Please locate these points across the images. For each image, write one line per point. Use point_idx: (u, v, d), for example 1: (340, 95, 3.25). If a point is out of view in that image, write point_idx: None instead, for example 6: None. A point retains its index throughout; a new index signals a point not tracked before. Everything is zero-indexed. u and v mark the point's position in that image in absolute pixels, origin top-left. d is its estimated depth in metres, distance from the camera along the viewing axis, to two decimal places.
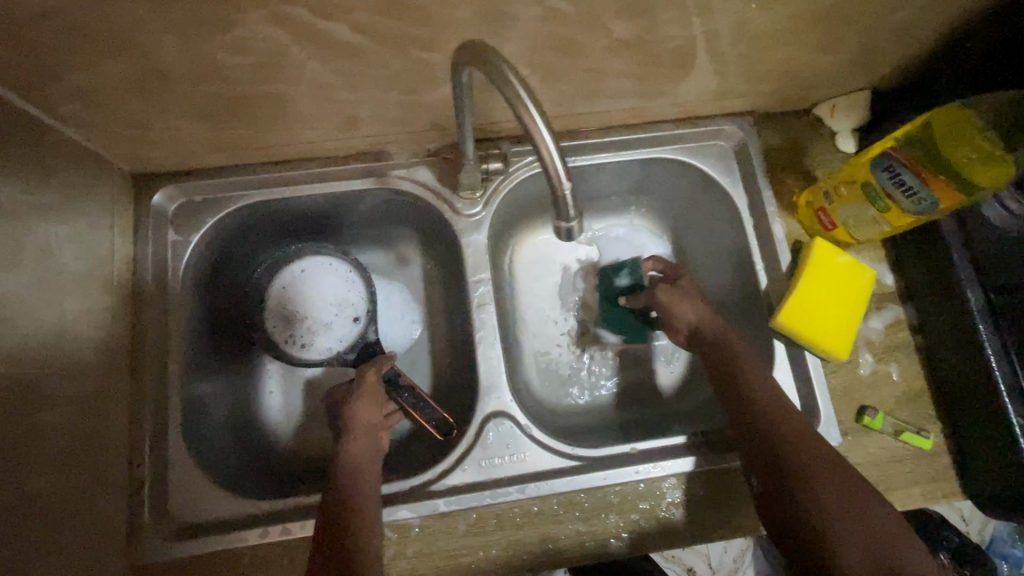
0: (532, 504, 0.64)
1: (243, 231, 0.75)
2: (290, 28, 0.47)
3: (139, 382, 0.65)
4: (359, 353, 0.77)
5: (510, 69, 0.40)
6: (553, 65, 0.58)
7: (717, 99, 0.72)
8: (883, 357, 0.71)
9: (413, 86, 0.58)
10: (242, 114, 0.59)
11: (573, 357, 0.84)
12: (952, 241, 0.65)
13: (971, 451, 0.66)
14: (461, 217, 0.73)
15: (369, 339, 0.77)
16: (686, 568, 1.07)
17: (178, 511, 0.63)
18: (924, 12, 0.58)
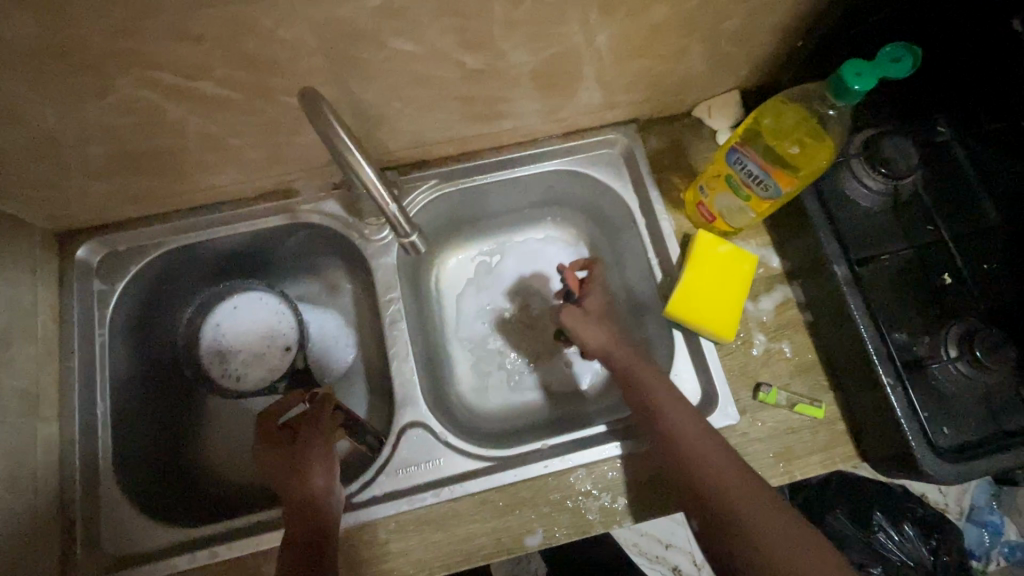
0: (447, 507, 0.67)
1: (168, 275, 0.79)
2: (159, 89, 0.53)
3: (68, 424, 0.69)
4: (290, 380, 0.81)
5: (330, 111, 0.50)
6: (419, 96, 0.64)
7: (593, 111, 0.78)
8: (775, 336, 0.75)
9: (296, 128, 0.64)
10: (142, 165, 0.65)
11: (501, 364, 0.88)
12: (818, 221, 0.70)
13: (861, 416, 0.69)
14: (370, 241, 0.78)
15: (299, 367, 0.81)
16: (672, 568, 1.03)
17: (109, 544, 0.66)
18: (748, 20, 0.65)
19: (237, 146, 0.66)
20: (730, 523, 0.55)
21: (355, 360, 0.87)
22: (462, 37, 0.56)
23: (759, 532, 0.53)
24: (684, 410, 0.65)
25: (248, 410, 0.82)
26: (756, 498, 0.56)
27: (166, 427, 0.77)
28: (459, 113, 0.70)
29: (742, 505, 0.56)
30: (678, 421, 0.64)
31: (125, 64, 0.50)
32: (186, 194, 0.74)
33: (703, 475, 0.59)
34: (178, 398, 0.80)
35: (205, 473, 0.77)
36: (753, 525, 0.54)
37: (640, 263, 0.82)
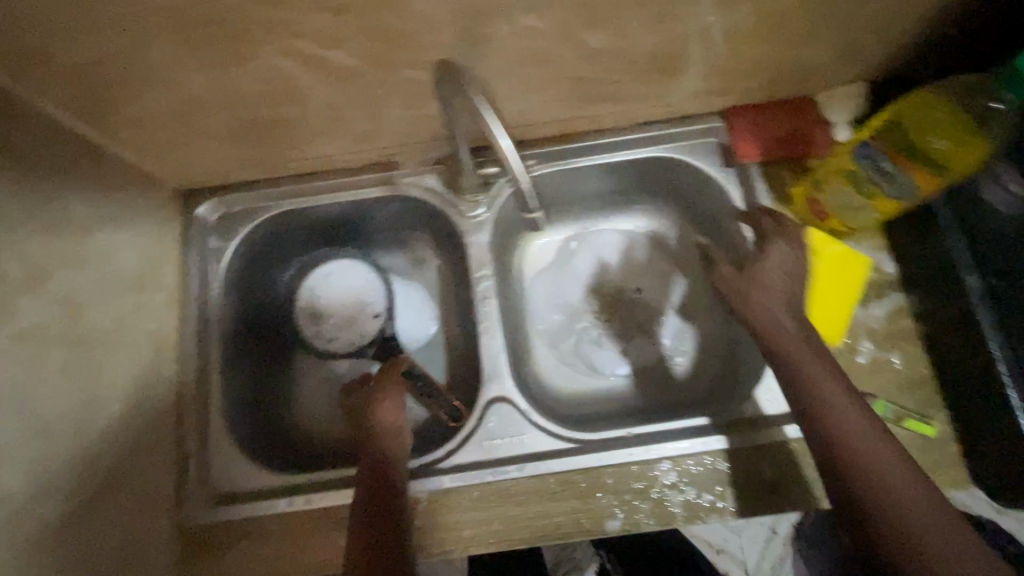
0: (528, 484, 0.68)
1: (274, 237, 0.84)
2: (297, 57, 0.56)
3: (184, 367, 0.74)
4: (377, 347, 0.84)
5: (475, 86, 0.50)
6: (534, 74, 0.64)
7: (703, 97, 0.75)
8: (885, 345, 0.70)
9: (411, 100, 0.66)
10: (266, 131, 0.69)
11: (578, 347, 0.87)
12: (948, 225, 0.67)
13: (977, 438, 0.64)
14: (465, 218, 0.80)
15: (387, 335, 0.85)
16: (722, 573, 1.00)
17: (217, 481, 0.71)
18: (894, 3, 0.60)
19: (353, 117, 0.68)
20: (850, 444, 0.57)
21: (437, 333, 0.88)
22: (591, 12, 0.55)
23: (854, 423, 0.58)
24: (849, 403, 0.60)
25: (335, 371, 0.86)
26: (859, 421, 0.58)
27: (263, 380, 0.82)
28: (569, 92, 0.69)
29: (852, 412, 0.59)
30: (842, 412, 0.59)
31: (272, 31, 0.52)
32: (299, 161, 0.77)
33: (827, 395, 0.60)
34: (275, 352, 0.85)
35: (298, 424, 0.82)
36: (845, 416, 0.58)
37: (734, 258, 0.80)
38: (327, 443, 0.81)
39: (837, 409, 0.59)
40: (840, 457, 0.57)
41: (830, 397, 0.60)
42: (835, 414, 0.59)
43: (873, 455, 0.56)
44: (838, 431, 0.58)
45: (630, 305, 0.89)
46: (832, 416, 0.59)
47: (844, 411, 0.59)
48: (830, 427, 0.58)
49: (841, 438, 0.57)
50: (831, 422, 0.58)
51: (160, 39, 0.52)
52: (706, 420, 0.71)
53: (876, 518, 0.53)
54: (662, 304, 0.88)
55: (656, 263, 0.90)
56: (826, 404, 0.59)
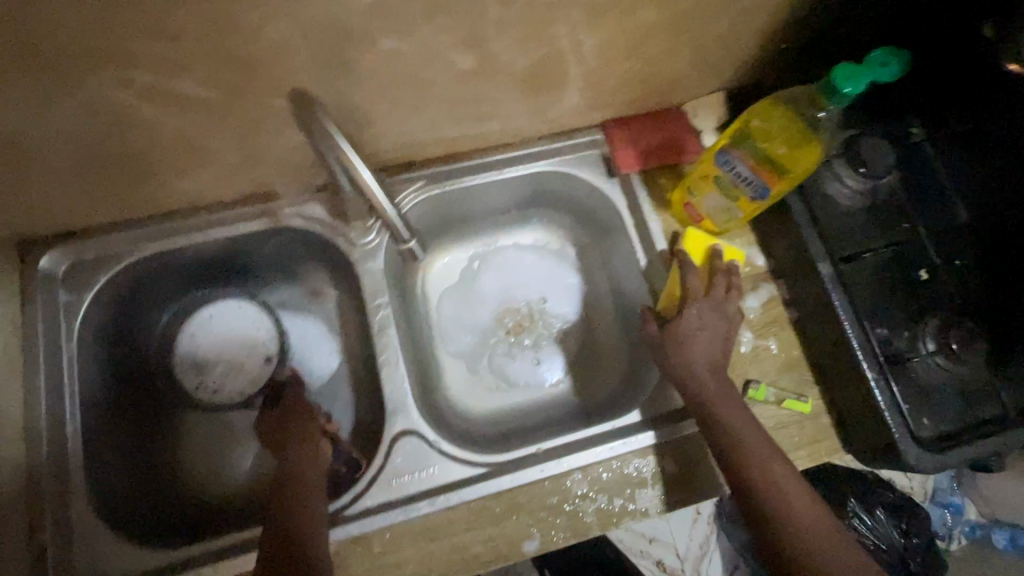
0: (443, 516, 0.66)
1: (141, 284, 0.75)
2: (134, 90, 0.51)
3: (35, 444, 0.64)
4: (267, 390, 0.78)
5: None
6: (408, 97, 0.63)
7: (581, 113, 0.78)
8: (762, 333, 0.76)
9: (279, 129, 0.62)
10: (112, 169, 0.62)
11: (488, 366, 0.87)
12: (801, 221, 0.71)
13: (844, 408, 0.71)
14: (356, 246, 0.76)
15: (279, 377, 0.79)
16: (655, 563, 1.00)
17: (87, 570, 0.62)
18: (735, 23, 0.65)
19: (214, 149, 0.63)
20: (739, 442, 0.63)
21: (339, 367, 0.83)
22: (454, 36, 0.55)
23: (740, 426, 0.64)
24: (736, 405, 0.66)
25: (229, 422, 0.79)
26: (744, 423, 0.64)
27: (140, 444, 0.73)
28: (449, 113, 0.68)
29: (736, 415, 0.65)
30: (731, 418, 0.65)
31: (97, 63, 0.47)
32: (160, 199, 0.70)
33: (714, 401, 0.66)
34: (154, 409, 0.76)
35: (192, 485, 0.75)
36: (730, 421, 0.64)
37: (626, 263, 0.83)
38: (229, 500, 0.75)
39: (725, 413, 0.65)
40: (731, 458, 0.62)
41: (719, 403, 0.66)
42: (721, 419, 0.65)
43: (756, 452, 0.62)
44: (723, 435, 0.64)
45: (536, 319, 0.89)
46: (719, 424, 0.65)
47: (731, 415, 0.65)
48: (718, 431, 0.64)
49: (727, 442, 0.63)
50: (720, 430, 0.64)
51: None
52: (637, 416, 0.73)
53: (765, 504, 0.59)
54: (566, 313, 0.90)
55: (557, 275, 0.92)
56: (717, 412, 0.65)
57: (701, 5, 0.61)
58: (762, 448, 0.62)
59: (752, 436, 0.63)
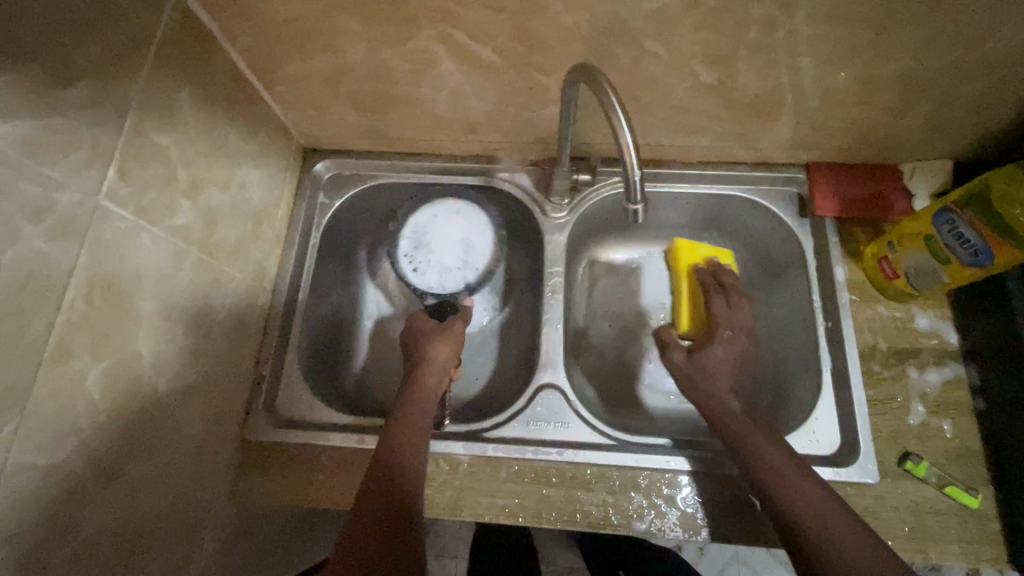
0: (566, 468, 0.71)
1: (373, 205, 0.92)
2: (448, 46, 0.65)
3: (275, 300, 0.82)
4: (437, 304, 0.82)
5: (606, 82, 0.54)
6: (643, 98, 0.71)
7: (791, 147, 0.80)
8: (936, 411, 0.71)
9: (528, 102, 0.74)
10: (396, 108, 0.79)
11: (625, 361, 0.91)
12: (1021, 305, 0.67)
13: (1022, 518, 0.64)
14: (548, 218, 0.86)
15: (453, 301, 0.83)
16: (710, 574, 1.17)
17: (284, 407, 0.78)
18: (992, 88, 0.64)
19: (475, 108, 0.76)
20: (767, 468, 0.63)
21: (489, 325, 0.92)
22: (709, 50, 0.62)
23: (773, 460, 0.63)
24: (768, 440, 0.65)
25: (396, 337, 0.91)
26: (777, 452, 0.64)
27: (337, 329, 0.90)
28: (669, 120, 0.75)
29: (775, 453, 0.63)
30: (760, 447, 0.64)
31: (438, 20, 0.61)
32: (412, 141, 0.86)
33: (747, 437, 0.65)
34: (348, 308, 0.91)
35: (358, 378, 0.88)
36: (766, 454, 0.63)
37: (797, 303, 0.83)
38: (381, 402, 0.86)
39: (759, 447, 0.64)
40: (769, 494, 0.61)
41: (753, 437, 0.65)
42: (759, 451, 0.64)
43: (795, 488, 0.60)
44: (761, 469, 0.63)
45: None
46: (755, 456, 0.64)
47: (766, 449, 0.64)
48: (754, 464, 0.63)
49: (766, 477, 0.62)
50: (754, 461, 0.63)
51: (346, 11, 0.61)
52: (666, 443, 0.74)
53: (808, 542, 0.56)
54: None
55: None
56: (748, 444, 0.65)
57: (963, 62, 0.61)
58: (800, 486, 0.60)
59: (791, 474, 0.61)
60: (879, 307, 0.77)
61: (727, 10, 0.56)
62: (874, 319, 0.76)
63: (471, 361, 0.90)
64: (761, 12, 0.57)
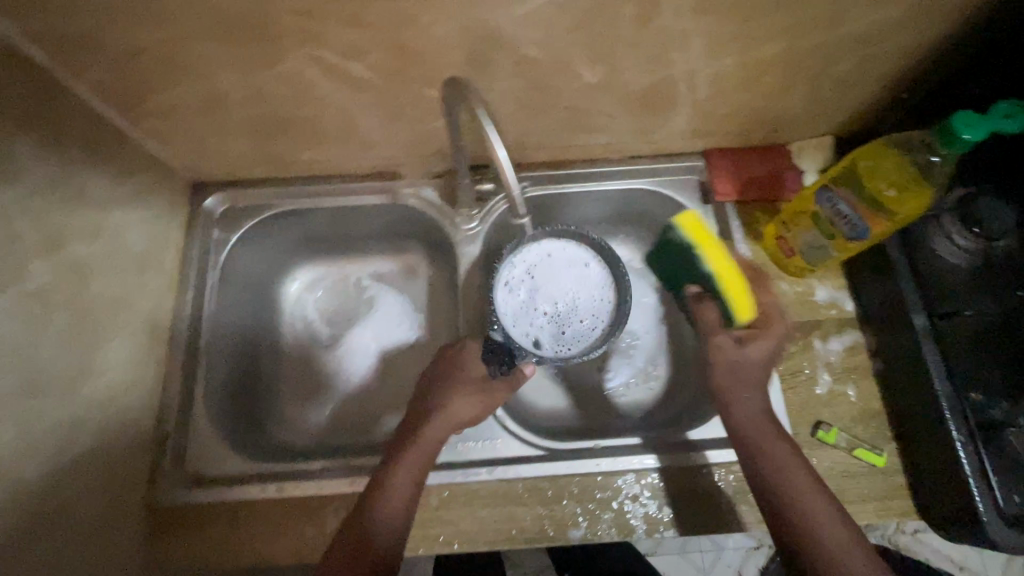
0: (499, 486, 0.70)
1: (276, 236, 0.88)
2: (321, 67, 0.62)
3: (174, 349, 0.76)
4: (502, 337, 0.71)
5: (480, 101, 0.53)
6: (534, 102, 0.70)
7: (687, 138, 0.82)
8: (840, 378, 0.75)
9: (420, 116, 0.71)
10: (283, 134, 0.74)
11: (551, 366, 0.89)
12: (899, 268, 0.71)
13: (921, 470, 0.68)
14: (460, 230, 0.84)
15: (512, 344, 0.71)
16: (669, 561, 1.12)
17: (194, 461, 0.71)
18: (857, 68, 0.67)
19: (366, 127, 0.73)
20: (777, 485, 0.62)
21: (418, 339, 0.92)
22: (588, 52, 0.62)
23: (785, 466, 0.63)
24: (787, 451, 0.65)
25: (319, 367, 0.91)
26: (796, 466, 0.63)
27: (252, 370, 0.86)
28: (566, 121, 0.75)
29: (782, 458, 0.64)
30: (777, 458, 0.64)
31: (303, 40, 0.58)
32: (308, 164, 0.82)
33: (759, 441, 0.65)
34: (263, 344, 0.89)
35: (282, 415, 0.86)
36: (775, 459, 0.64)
37: None
38: (307, 437, 0.85)
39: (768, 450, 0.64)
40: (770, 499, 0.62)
41: (758, 438, 0.66)
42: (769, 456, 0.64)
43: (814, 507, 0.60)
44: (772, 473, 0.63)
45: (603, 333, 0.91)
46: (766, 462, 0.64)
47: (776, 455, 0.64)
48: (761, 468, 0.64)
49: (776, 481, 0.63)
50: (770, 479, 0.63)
51: (199, 37, 0.57)
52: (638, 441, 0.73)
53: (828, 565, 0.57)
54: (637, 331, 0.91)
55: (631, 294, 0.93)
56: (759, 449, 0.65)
57: (826, 46, 0.64)
58: (807, 488, 0.62)
59: (798, 479, 0.62)
60: (783, 284, 0.80)
61: (598, 13, 0.56)
62: (779, 296, 0.79)
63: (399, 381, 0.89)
64: (632, 12, 0.57)
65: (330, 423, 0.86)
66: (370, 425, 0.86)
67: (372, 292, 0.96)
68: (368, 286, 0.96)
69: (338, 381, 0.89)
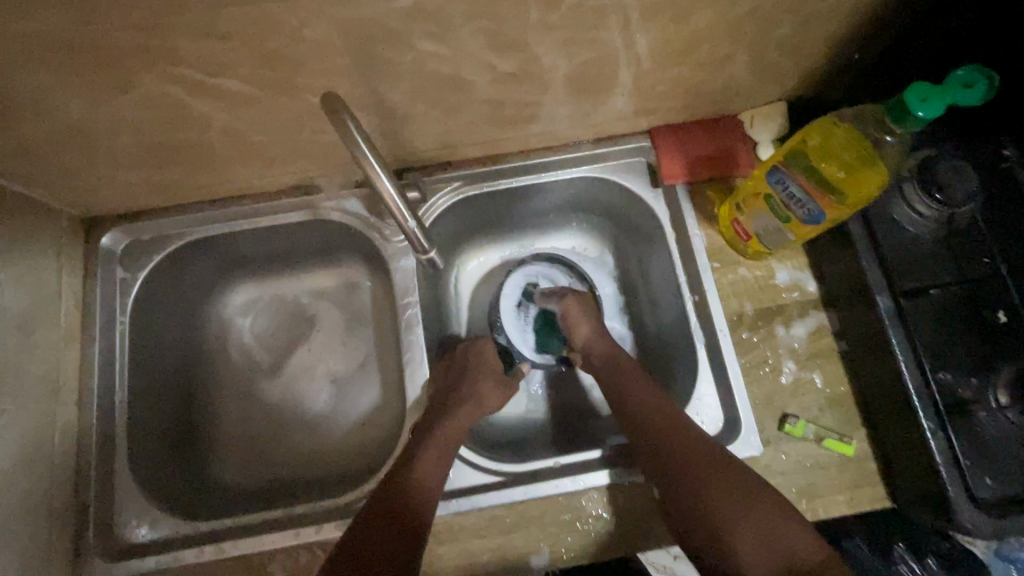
0: (454, 520, 0.66)
1: (191, 267, 0.80)
2: (182, 85, 0.53)
3: (84, 409, 0.70)
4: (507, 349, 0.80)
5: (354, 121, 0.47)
6: (446, 99, 0.62)
7: (628, 118, 0.74)
8: (806, 365, 0.71)
9: (320, 126, 0.63)
10: (169, 161, 0.66)
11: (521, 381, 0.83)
12: (861, 246, 0.66)
13: (892, 456, 0.65)
14: (391, 243, 0.77)
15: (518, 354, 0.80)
16: None
17: (121, 531, 0.67)
18: (801, 29, 0.60)
19: (260, 143, 0.65)
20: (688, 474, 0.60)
21: (366, 357, 0.85)
22: (493, 41, 0.54)
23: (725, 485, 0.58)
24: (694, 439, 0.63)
25: (263, 401, 0.83)
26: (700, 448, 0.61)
27: (186, 415, 0.79)
28: (487, 115, 0.67)
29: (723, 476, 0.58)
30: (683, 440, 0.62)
31: (150, 60, 0.49)
32: (210, 186, 0.73)
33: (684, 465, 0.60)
34: (195, 385, 0.81)
35: (227, 459, 0.79)
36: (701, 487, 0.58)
37: (666, 280, 0.79)
38: (253, 478, 0.78)
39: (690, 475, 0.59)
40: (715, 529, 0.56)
41: (682, 463, 0.60)
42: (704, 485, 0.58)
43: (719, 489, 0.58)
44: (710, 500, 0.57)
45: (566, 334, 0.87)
46: (698, 485, 0.58)
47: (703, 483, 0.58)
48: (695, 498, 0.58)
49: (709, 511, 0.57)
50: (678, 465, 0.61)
51: (23, 68, 0.48)
52: (598, 454, 0.70)
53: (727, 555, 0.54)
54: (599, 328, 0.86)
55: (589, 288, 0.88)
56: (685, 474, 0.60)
57: (763, 10, 0.56)
58: (747, 516, 0.55)
59: (731, 502, 0.56)
60: (741, 269, 0.74)
61: None
62: (737, 282, 0.74)
63: (347, 407, 0.82)
64: None
65: (281, 461, 0.79)
66: (322, 457, 0.80)
67: (311, 310, 0.87)
68: (307, 304, 0.87)
69: (285, 414, 0.82)
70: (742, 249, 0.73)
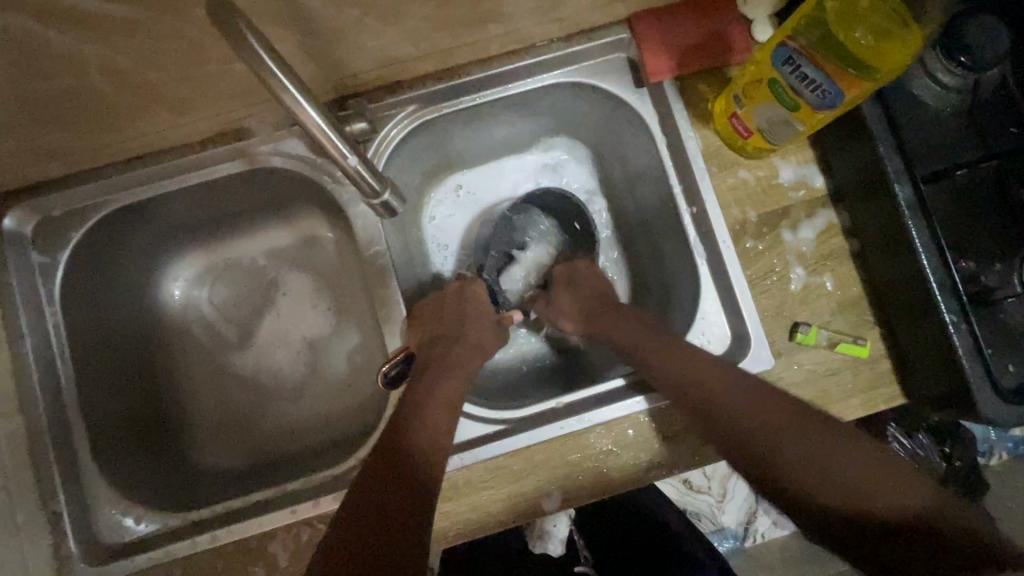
0: (458, 476, 0.63)
1: (118, 242, 0.69)
2: (29, 10, 0.41)
3: (32, 415, 0.63)
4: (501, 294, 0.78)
5: (256, 35, 0.37)
6: (379, 1, 0.50)
7: (601, 5, 0.62)
8: (816, 268, 0.65)
9: (227, 52, 0.51)
10: (53, 117, 0.54)
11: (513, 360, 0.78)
12: (877, 129, 0.58)
13: (909, 356, 0.62)
14: (344, 186, 0.68)
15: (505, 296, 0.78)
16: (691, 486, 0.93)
17: (107, 533, 0.63)
18: None
19: (162, 82, 0.53)
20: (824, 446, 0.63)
21: (340, 318, 0.77)
22: None
23: None
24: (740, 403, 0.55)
25: (236, 376, 0.76)
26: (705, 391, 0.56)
27: (153, 403, 0.72)
28: (433, 18, 0.55)
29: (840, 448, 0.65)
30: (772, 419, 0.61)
31: None
32: (117, 143, 0.62)
33: (768, 434, 0.51)
34: (157, 369, 0.74)
35: (209, 441, 0.74)
36: None
37: (660, 193, 0.70)
38: (240, 457, 0.74)
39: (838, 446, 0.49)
40: None
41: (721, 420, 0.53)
42: None
43: None
44: None
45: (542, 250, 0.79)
46: None
47: None
48: None
49: None
50: None
51: None
52: (590, 393, 0.66)
53: None
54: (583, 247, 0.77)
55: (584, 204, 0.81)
56: None
57: None
58: None
59: None
60: (741, 171, 0.67)
61: None
62: (738, 187, 0.66)
63: (329, 370, 0.76)
64: None
65: (268, 438, 0.74)
66: (311, 427, 0.75)
67: (273, 273, 0.78)
68: (267, 265, 0.78)
69: (262, 384, 0.76)
70: (742, 147, 0.65)
